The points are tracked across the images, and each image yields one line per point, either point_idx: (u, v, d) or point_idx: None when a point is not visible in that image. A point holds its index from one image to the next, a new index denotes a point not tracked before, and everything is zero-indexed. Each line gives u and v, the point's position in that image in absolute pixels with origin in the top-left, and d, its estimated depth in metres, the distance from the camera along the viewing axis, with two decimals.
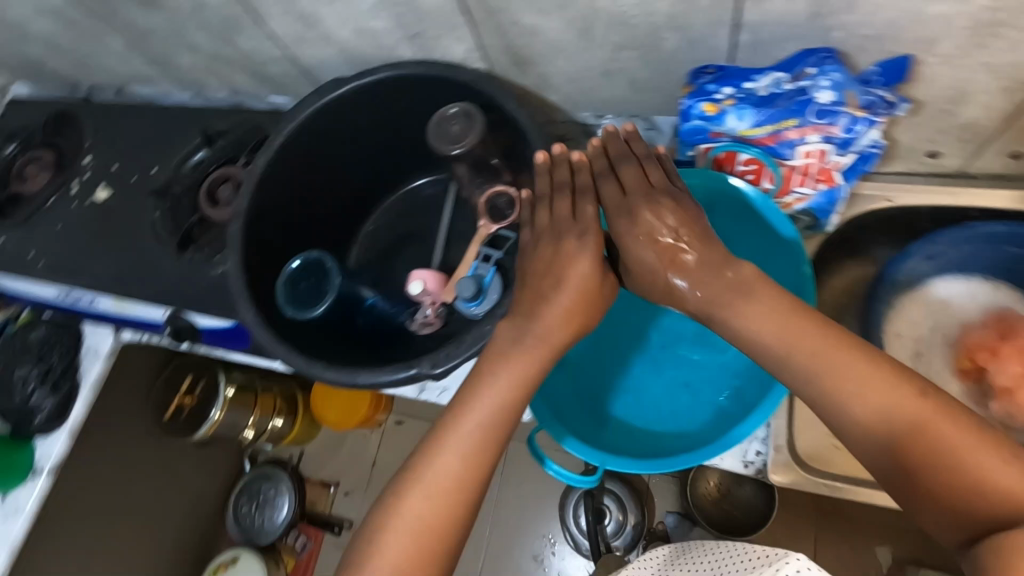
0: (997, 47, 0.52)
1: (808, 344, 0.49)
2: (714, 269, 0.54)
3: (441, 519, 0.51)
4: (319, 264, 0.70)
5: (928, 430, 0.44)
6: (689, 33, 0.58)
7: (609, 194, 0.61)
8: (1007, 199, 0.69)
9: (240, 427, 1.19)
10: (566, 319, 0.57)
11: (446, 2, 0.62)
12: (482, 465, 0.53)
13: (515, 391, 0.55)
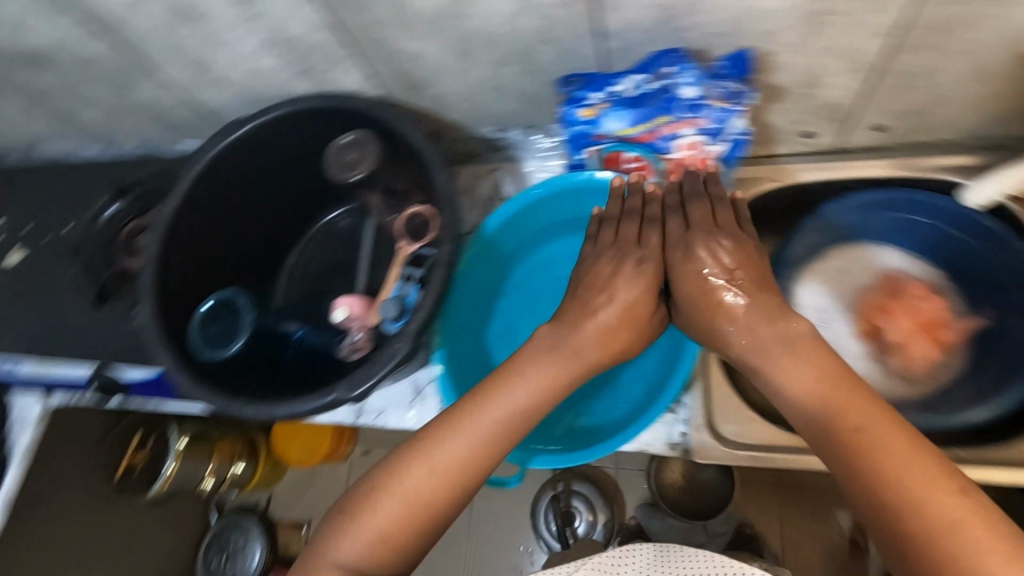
0: (831, 33, 0.56)
1: (808, 379, 0.49)
2: (773, 316, 0.52)
3: (435, 495, 0.51)
4: (230, 303, 0.76)
5: (905, 480, 0.41)
6: (559, 45, 0.62)
7: (671, 228, 0.60)
8: (880, 167, 0.74)
9: (198, 478, 1.17)
10: (603, 338, 0.57)
11: (328, 36, 0.64)
12: (491, 457, 0.53)
13: (552, 388, 0.55)
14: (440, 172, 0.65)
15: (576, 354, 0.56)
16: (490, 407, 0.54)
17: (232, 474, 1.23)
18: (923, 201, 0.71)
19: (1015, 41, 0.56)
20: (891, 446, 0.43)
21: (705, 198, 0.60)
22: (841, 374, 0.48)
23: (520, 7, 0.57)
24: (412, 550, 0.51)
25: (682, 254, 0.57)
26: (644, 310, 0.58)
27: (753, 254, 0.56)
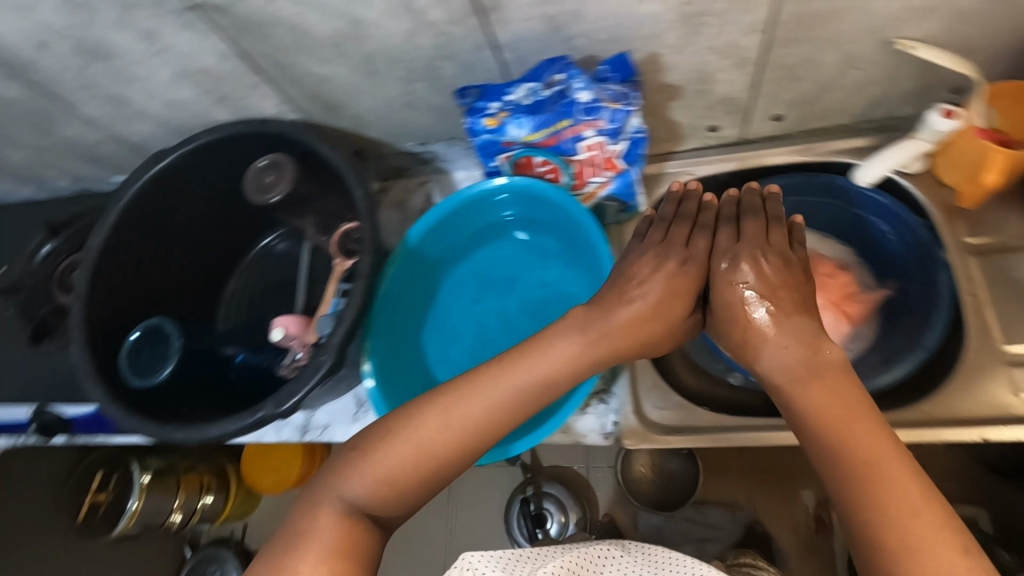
0: (709, 33, 0.60)
1: (827, 409, 0.51)
2: (807, 334, 0.56)
3: (445, 446, 0.55)
4: (159, 330, 0.74)
5: (907, 522, 0.44)
6: (460, 59, 0.64)
7: (722, 237, 0.64)
8: (782, 155, 0.79)
9: (165, 511, 1.15)
10: (632, 326, 0.60)
11: (237, 65, 0.66)
12: (502, 419, 0.57)
13: (573, 357, 0.59)
14: (358, 190, 0.66)
15: (602, 333, 0.60)
16: (513, 370, 0.58)
17: (202, 506, 1.21)
18: (820, 183, 0.78)
19: (877, 29, 0.60)
20: (899, 490, 0.45)
21: (761, 213, 0.65)
22: (863, 411, 0.50)
23: (415, 26, 0.60)
24: (415, 492, 0.54)
25: (727, 266, 0.61)
26: (681, 310, 0.62)
27: (793, 273, 0.61)
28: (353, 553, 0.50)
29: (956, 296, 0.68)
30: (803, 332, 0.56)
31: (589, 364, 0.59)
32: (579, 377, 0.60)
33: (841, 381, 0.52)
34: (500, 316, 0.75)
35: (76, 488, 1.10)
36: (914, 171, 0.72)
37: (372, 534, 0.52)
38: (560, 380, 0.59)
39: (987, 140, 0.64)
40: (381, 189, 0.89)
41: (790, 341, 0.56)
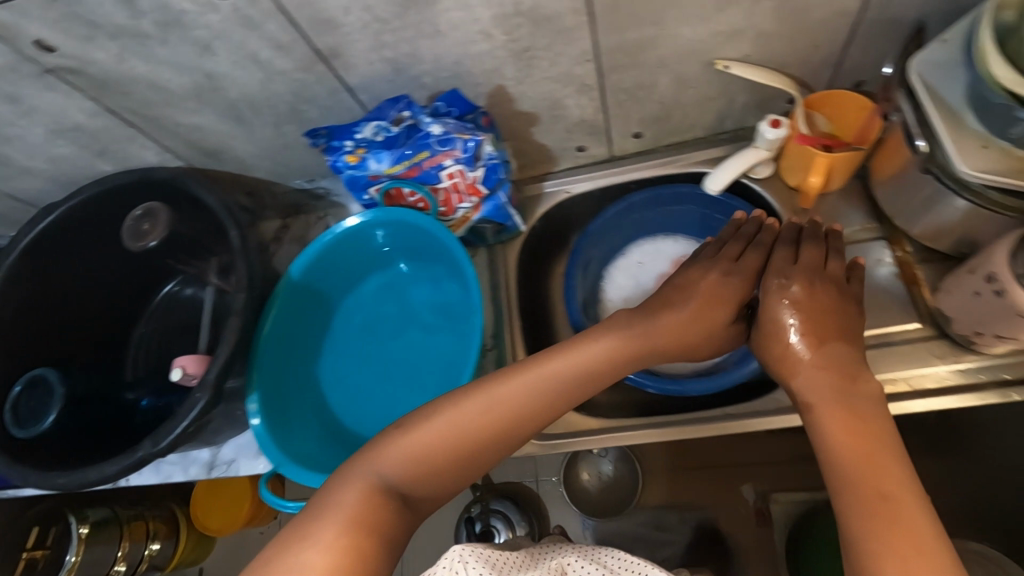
0: (543, 65, 0.65)
1: (841, 438, 0.48)
2: (842, 366, 0.52)
3: (478, 430, 0.54)
4: (44, 380, 0.76)
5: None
6: (320, 102, 0.69)
7: (779, 258, 0.61)
8: (648, 169, 0.84)
9: (109, 563, 1.15)
10: (671, 331, 0.59)
11: (107, 120, 0.69)
12: (536, 412, 0.56)
13: (607, 355, 0.59)
14: (232, 230, 0.69)
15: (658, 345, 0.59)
16: (564, 355, 0.58)
17: (149, 553, 1.22)
18: (684, 193, 0.82)
19: (695, 53, 0.66)
20: (901, 538, 0.42)
21: (822, 244, 0.61)
22: (876, 446, 0.47)
23: (267, 75, 0.64)
24: (439, 478, 0.53)
25: (778, 284, 0.57)
26: (722, 324, 0.59)
27: (846, 303, 0.57)
28: (372, 533, 0.48)
29: None
30: (845, 348, 0.53)
31: (624, 363, 0.59)
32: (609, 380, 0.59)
33: (853, 401, 0.50)
34: (389, 338, 0.78)
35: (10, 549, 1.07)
36: (762, 177, 0.78)
37: (398, 515, 0.51)
38: (590, 378, 0.58)
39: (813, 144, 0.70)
40: (283, 228, 0.88)
41: (826, 362, 0.52)
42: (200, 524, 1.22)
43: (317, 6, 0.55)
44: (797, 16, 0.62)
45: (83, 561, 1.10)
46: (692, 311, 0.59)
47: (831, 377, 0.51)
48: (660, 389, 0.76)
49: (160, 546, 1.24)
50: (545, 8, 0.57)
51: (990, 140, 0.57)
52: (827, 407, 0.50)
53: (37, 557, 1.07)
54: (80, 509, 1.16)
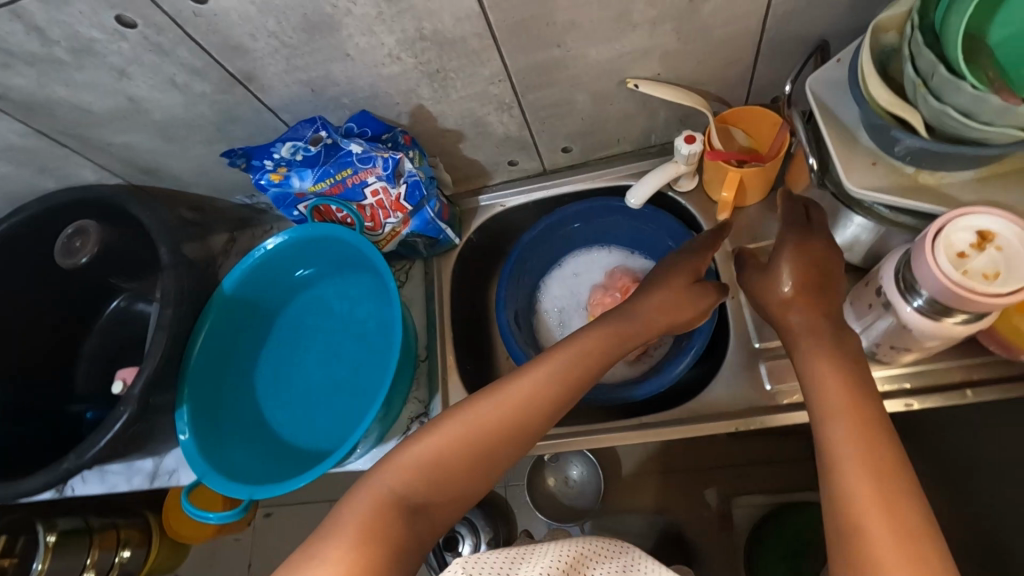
0: (458, 85, 0.67)
1: (839, 409, 0.50)
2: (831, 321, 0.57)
3: (488, 432, 0.55)
4: None
5: (878, 535, 0.44)
6: (245, 122, 0.71)
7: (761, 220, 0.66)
8: (581, 182, 0.86)
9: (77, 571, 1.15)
10: (661, 310, 0.64)
11: (40, 140, 0.71)
12: (546, 410, 0.57)
13: (577, 357, 0.60)
14: (163, 249, 0.72)
15: (634, 336, 0.63)
16: (563, 353, 0.60)
17: (120, 560, 1.22)
18: (613, 206, 0.83)
19: (605, 72, 0.68)
20: (883, 500, 0.45)
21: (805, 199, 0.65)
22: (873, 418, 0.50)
23: (189, 98, 0.66)
24: (458, 483, 0.54)
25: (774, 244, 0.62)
26: (687, 314, 0.65)
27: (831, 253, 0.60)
28: (384, 540, 0.49)
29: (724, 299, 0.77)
30: (830, 331, 0.56)
31: (594, 366, 0.60)
32: (586, 385, 0.59)
33: (858, 377, 0.52)
34: (325, 350, 0.78)
35: None
36: (686, 189, 0.80)
37: (412, 523, 0.51)
38: (574, 382, 0.59)
39: (723, 159, 0.72)
40: (230, 243, 0.91)
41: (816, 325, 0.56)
42: (172, 532, 1.29)
43: (224, 33, 0.57)
44: (700, 36, 0.63)
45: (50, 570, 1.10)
46: (654, 308, 0.64)
47: (835, 356, 0.54)
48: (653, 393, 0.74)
49: (131, 553, 1.24)
50: (448, 32, 0.59)
51: (880, 156, 0.58)
52: (828, 381, 0.53)
53: (6, 566, 1.06)
54: (49, 517, 1.15)
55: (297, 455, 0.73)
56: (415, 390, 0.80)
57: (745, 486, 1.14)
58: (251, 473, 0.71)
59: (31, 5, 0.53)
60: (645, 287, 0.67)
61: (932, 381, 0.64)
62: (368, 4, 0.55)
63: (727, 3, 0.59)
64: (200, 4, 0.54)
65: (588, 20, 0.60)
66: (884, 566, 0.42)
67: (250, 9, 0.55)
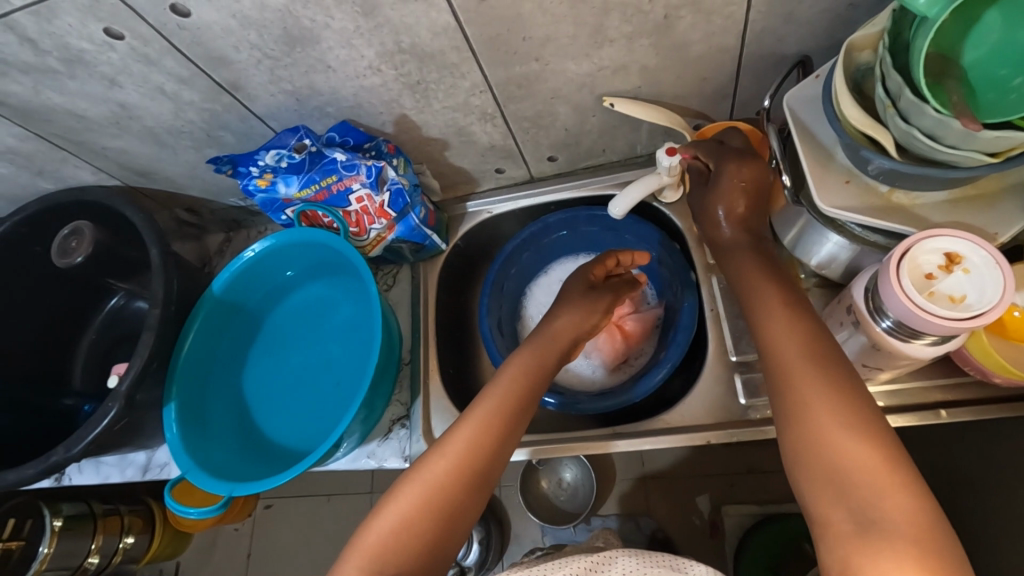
0: (439, 95, 0.68)
1: (771, 304, 0.53)
2: (754, 239, 0.61)
3: (455, 482, 0.54)
4: None
5: (821, 413, 0.45)
6: (233, 128, 0.72)
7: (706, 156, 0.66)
8: (566, 191, 0.87)
9: (82, 555, 1.20)
10: (577, 323, 0.68)
11: (39, 144, 0.74)
12: (501, 440, 0.57)
13: (510, 384, 0.61)
14: (153, 249, 0.73)
15: (553, 348, 0.66)
16: (511, 372, 0.63)
17: (123, 546, 1.26)
18: (597, 215, 0.84)
19: (584, 86, 0.68)
20: (841, 416, 0.44)
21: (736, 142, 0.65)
22: (814, 341, 0.49)
23: (177, 105, 0.68)
24: (437, 536, 0.53)
25: (722, 173, 0.62)
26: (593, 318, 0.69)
27: (761, 190, 0.62)
28: None
29: (705, 311, 0.76)
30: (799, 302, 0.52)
31: (531, 386, 0.62)
32: (533, 403, 0.62)
33: (777, 270, 0.57)
34: (309, 350, 0.80)
35: None
36: (670, 201, 0.80)
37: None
38: (517, 407, 0.60)
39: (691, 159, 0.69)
40: (226, 242, 0.97)
41: (740, 235, 0.62)
42: (175, 522, 1.29)
43: (208, 45, 0.59)
44: (677, 51, 0.64)
45: (56, 553, 1.13)
46: (561, 328, 0.67)
47: (772, 278, 0.56)
48: (649, 390, 0.74)
49: (135, 540, 1.27)
50: (426, 45, 0.60)
51: (855, 174, 0.58)
52: (773, 318, 0.52)
53: (13, 548, 1.09)
54: (54, 503, 1.19)
55: (285, 453, 0.74)
56: (398, 394, 0.81)
57: (737, 495, 1.13)
58: (240, 471, 0.72)
59: (23, 18, 0.55)
60: (559, 305, 0.70)
61: (906, 400, 0.64)
62: (346, 18, 0.57)
63: (703, 20, 0.59)
64: (184, 17, 0.56)
65: (564, 34, 0.60)
66: (817, 409, 0.45)
67: (231, 23, 0.57)
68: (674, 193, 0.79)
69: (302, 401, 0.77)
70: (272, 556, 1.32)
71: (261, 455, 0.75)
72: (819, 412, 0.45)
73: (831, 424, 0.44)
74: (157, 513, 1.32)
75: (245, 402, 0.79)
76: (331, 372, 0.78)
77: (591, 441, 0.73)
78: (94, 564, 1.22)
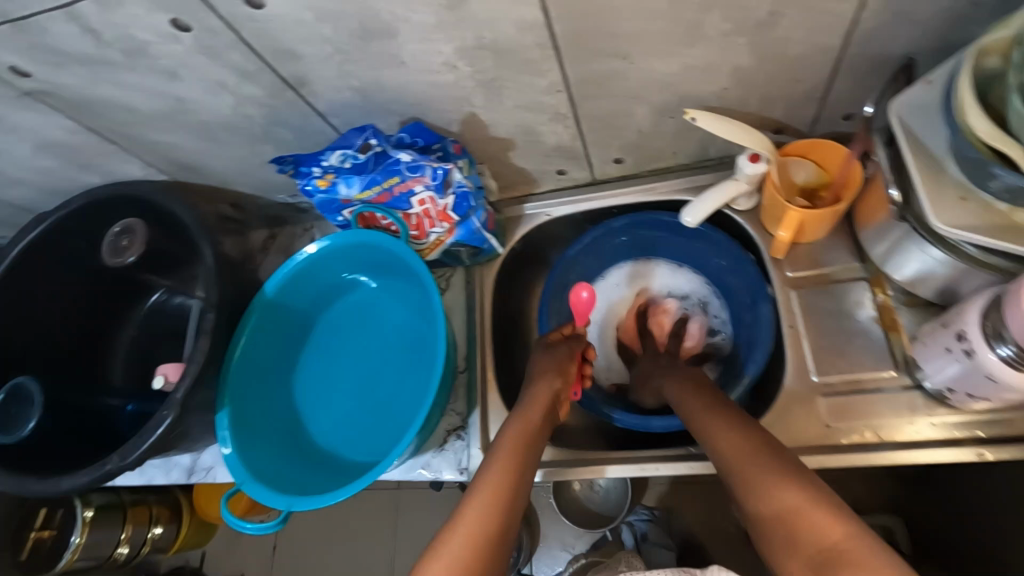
0: (513, 94, 0.64)
1: (711, 420, 0.57)
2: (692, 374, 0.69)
3: (489, 541, 0.51)
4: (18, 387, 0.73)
5: (781, 497, 0.45)
6: (292, 124, 0.69)
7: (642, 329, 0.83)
8: (629, 195, 0.83)
9: (112, 545, 1.18)
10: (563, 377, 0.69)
11: (89, 137, 0.71)
12: (507, 525, 0.53)
13: (504, 469, 0.57)
14: (207, 249, 0.70)
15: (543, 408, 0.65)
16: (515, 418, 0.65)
17: (151, 537, 1.23)
18: (665, 221, 0.81)
19: (667, 86, 0.64)
20: (809, 501, 0.44)
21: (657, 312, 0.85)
22: (761, 447, 0.50)
23: (237, 100, 0.65)
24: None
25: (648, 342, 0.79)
26: (558, 383, 0.68)
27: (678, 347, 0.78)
28: None
29: (781, 325, 0.72)
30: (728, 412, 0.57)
31: (519, 474, 0.57)
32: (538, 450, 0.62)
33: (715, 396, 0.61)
34: (361, 359, 0.77)
35: (22, 525, 1.15)
36: (743, 209, 0.76)
37: None
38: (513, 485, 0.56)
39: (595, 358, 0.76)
40: (271, 238, 0.93)
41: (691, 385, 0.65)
42: (201, 511, 1.28)
43: (278, 38, 0.56)
44: (774, 51, 0.59)
45: (87, 545, 1.13)
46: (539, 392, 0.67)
47: (703, 398, 0.62)
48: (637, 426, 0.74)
49: (162, 530, 1.25)
50: (508, 41, 0.56)
51: (970, 191, 0.54)
52: (727, 443, 0.53)
53: (45, 537, 1.14)
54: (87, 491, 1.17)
55: (332, 465, 0.72)
56: (453, 403, 0.79)
57: None
58: (297, 487, 0.69)
59: (87, 7, 0.52)
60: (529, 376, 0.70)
61: (1008, 431, 0.60)
62: (427, 12, 0.53)
63: (808, 18, 0.55)
64: (257, 9, 0.52)
65: (657, 32, 0.56)
66: (775, 494, 0.46)
67: (305, 15, 0.53)
68: (748, 201, 0.75)
69: (358, 413, 0.74)
70: (300, 552, 1.30)
71: (314, 473, 0.71)
72: (778, 495, 0.45)
73: (808, 513, 0.43)
74: (183, 505, 1.29)
75: (298, 414, 0.76)
76: (386, 378, 0.75)
77: (644, 464, 0.71)
78: (124, 553, 1.20)
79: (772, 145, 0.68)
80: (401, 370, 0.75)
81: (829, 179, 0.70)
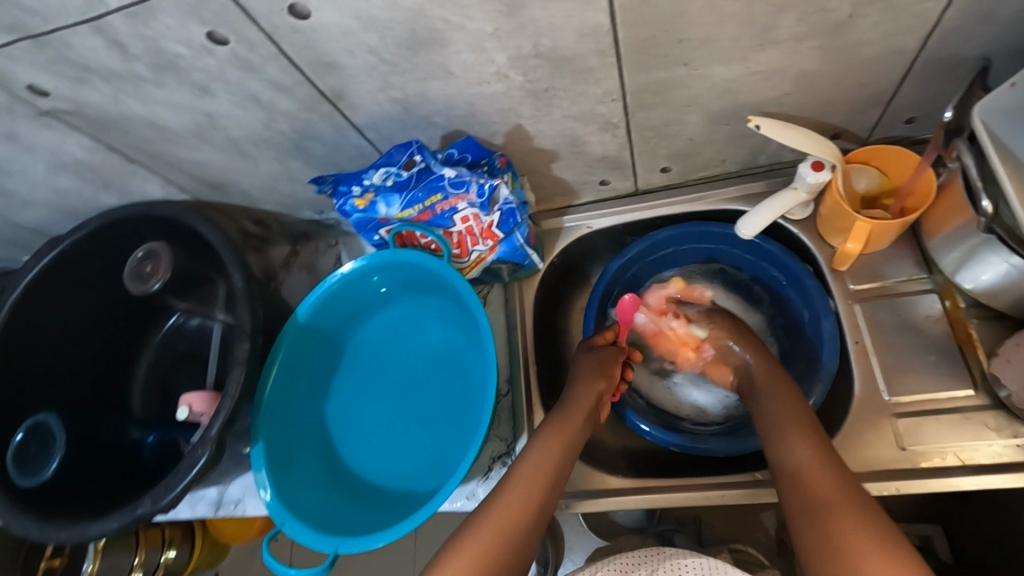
0: (565, 103, 0.60)
1: (797, 448, 0.57)
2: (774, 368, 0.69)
3: (517, 536, 0.53)
4: (37, 425, 0.71)
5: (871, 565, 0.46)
6: (326, 139, 0.65)
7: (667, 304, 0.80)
8: (674, 205, 0.79)
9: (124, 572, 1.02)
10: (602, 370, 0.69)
11: (108, 155, 0.67)
12: (531, 530, 0.54)
13: (529, 484, 0.57)
14: (236, 273, 0.65)
15: (578, 412, 0.64)
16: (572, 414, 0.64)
17: (165, 560, 1.09)
18: (712, 231, 0.78)
19: (730, 92, 0.60)
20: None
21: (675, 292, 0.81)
22: (853, 498, 0.51)
23: (271, 115, 0.60)
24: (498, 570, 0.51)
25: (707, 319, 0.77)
26: (601, 384, 0.67)
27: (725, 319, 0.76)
28: None
29: (846, 341, 0.69)
30: (821, 442, 0.56)
31: (549, 489, 0.57)
32: (575, 451, 0.62)
33: (805, 416, 0.60)
34: (398, 382, 0.73)
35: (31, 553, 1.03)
36: (798, 218, 0.73)
37: None
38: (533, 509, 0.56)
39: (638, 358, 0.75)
40: (292, 255, 0.87)
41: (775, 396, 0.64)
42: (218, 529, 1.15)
43: (321, 50, 0.52)
44: (850, 53, 0.55)
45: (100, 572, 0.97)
46: (581, 398, 0.66)
47: (797, 416, 0.60)
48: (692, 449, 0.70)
49: (177, 552, 1.11)
50: (566, 49, 0.53)
51: None
52: (818, 485, 0.53)
53: (55, 566, 1.03)
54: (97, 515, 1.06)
55: (371, 496, 0.68)
56: (496, 428, 0.74)
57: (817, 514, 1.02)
58: (339, 523, 0.65)
59: (117, 20, 0.48)
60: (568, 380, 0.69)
61: None
62: (485, 19, 0.49)
63: (891, 18, 0.51)
64: (301, 19, 0.48)
65: (727, 36, 0.52)
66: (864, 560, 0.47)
67: (353, 25, 0.49)
68: (802, 210, 0.72)
69: (398, 441, 0.71)
70: None
71: (354, 505, 0.67)
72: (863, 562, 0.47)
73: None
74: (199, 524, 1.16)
75: (335, 444, 0.72)
76: (426, 402, 0.71)
77: (707, 493, 0.66)
78: None
79: (838, 152, 0.65)
80: (442, 393, 0.71)
81: (891, 186, 0.68)
